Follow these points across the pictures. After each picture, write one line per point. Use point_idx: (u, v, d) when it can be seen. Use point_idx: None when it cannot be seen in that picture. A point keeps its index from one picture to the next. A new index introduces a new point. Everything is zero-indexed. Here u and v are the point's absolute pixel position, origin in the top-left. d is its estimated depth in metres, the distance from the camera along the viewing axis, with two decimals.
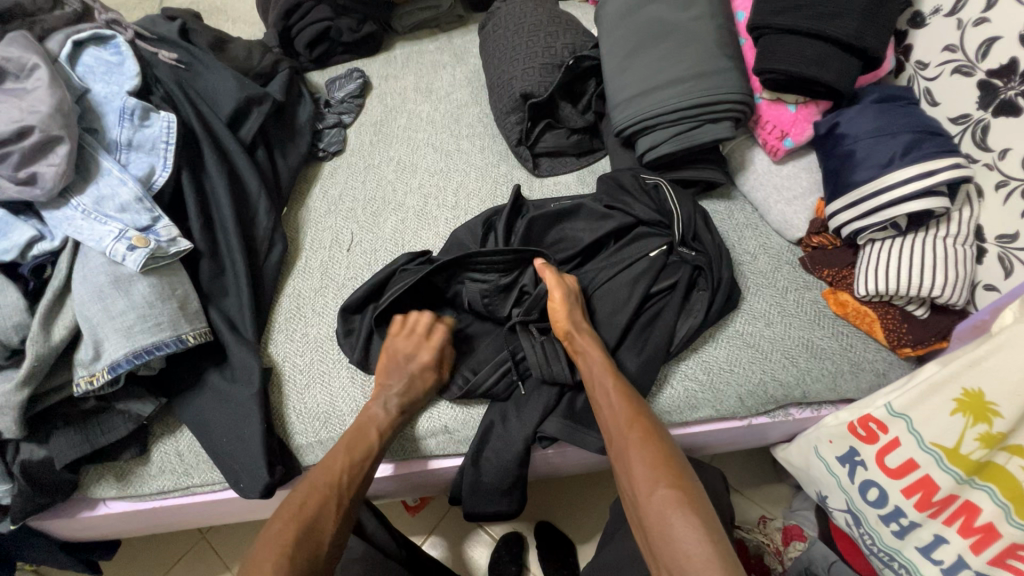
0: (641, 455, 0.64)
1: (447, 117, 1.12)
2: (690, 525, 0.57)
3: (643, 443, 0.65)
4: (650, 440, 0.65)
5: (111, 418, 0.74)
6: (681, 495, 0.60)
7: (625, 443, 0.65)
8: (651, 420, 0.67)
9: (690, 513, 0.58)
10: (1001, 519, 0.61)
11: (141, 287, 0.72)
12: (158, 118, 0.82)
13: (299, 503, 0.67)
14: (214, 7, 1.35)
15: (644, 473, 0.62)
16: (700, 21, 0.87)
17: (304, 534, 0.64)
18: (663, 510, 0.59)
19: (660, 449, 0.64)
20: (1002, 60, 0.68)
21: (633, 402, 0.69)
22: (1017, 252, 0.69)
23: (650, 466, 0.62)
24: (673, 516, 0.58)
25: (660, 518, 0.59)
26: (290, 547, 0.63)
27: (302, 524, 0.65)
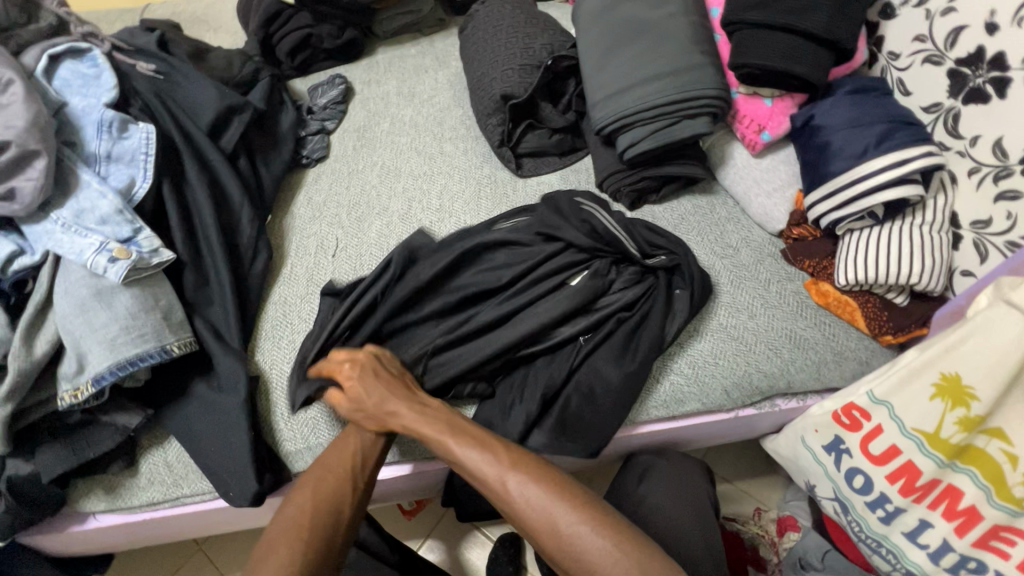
0: (528, 499, 0.61)
1: (429, 120, 1.12)
2: (605, 547, 0.58)
3: (526, 479, 0.62)
4: (534, 477, 0.63)
5: (97, 431, 0.74)
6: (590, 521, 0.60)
7: (510, 494, 0.62)
8: (522, 458, 0.64)
9: (598, 529, 0.59)
10: (982, 502, 0.62)
11: (123, 299, 0.72)
12: (137, 130, 0.82)
13: (311, 484, 0.66)
14: (195, 17, 1.35)
15: (535, 513, 0.61)
16: (674, 18, 0.88)
17: (319, 513, 0.64)
18: (570, 538, 0.59)
19: (547, 481, 0.62)
20: (970, 49, 0.69)
21: (495, 450, 0.65)
22: (992, 237, 0.70)
23: (546, 508, 0.60)
24: (593, 546, 0.58)
25: (575, 555, 0.59)
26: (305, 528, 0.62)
27: (316, 505, 0.65)
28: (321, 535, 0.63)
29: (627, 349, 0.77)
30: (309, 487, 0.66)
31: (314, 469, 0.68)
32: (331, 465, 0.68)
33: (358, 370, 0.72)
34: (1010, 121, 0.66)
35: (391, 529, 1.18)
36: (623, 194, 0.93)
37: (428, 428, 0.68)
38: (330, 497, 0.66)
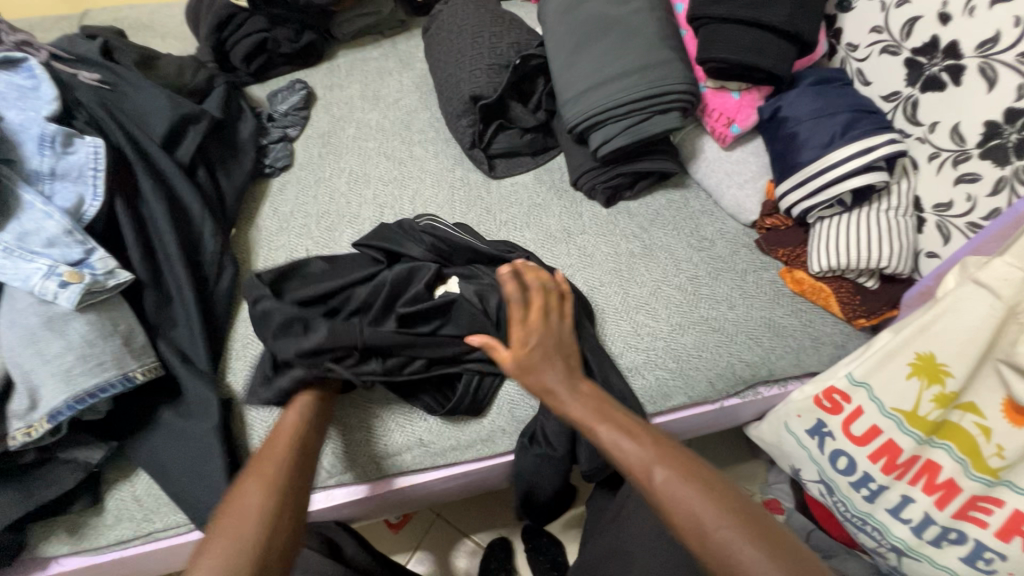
0: (677, 494, 0.54)
1: (396, 123, 1.09)
2: (761, 559, 0.49)
3: (680, 473, 0.56)
4: (680, 470, 0.56)
5: (55, 469, 0.69)
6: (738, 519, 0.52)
7: (653, 482, 0.56)
8: (670, 450, 0.59)
9: (759, 541, 0.50)
10: (960, 474, 0.65)
11: (78, 326, 0.67)
12: (83, 144, 0.76)
13: (257, 481, 0.59)
14: (140, 23, 1.28)
15: (698, 505, 0.53)
16: (640, 15, 0.89)
17: (270, 508, 0.56)
18: (727, 545, 0.51)
19: (696, 476, 0.56)
20: (925, 39, 0.72)
21: (655, 441, 0.60)
22: (953, 219, 0.72)
23: (693, 498, 0.54)
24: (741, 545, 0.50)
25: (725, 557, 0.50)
26: (250, 526, 0.54)
27: (272, 497, 0.57)
28: (269, 535, 0.55)
29: None
30: (251, 485, 0.58)
31: (256, 467, 0.61)
32: (278, 461, 0.61)
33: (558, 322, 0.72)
34: (966, 107, 0.68)
35: (379, 544, 1.15)
36: (598, 192, 0.93)
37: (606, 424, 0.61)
38: (281, 492, 0.58)
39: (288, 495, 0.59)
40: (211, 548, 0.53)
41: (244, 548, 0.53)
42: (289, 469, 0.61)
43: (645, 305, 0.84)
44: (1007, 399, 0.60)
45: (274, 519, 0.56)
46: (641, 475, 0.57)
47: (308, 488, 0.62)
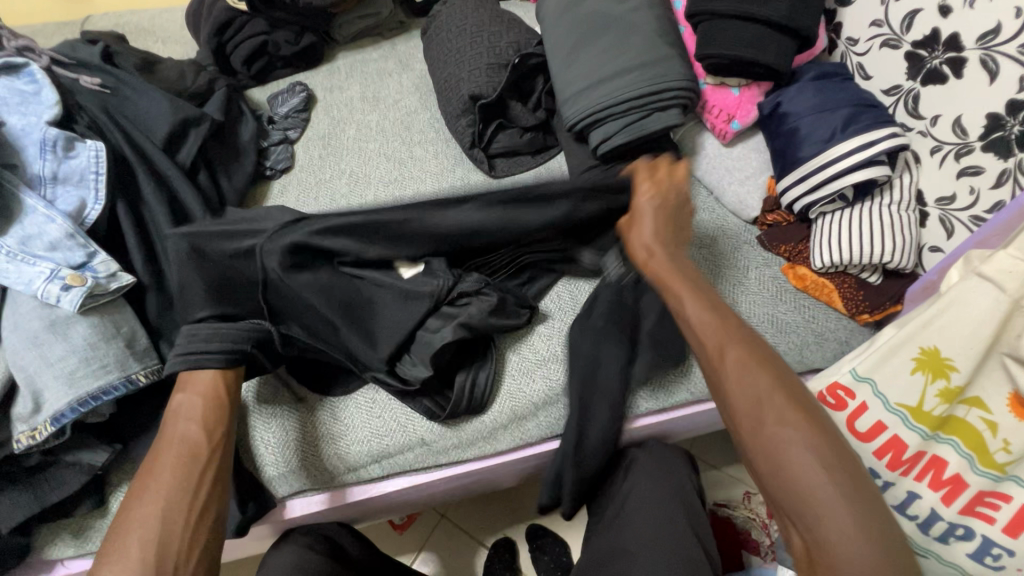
0: (741, 380, 0.53)
1: (397, 124, 1.09)
2: (808, 458, 0.48)
3: (749, 363, 0.53)
4: (758, 360, 0.54)
5: (60, 472, 0.69)
6: (803, 424, 0.50)
7: (724, 369, 0.55)
8: (752, 340, 0.55)
9: (816, 441, 0.48)
10: (966, 469, 0.64)
11: (81, 329, 0.67)
12: (85, 148, 0.77)
13: (147, 491, 0.59)
14: (141, 28, 1.29)
15: (751, 395, 0.52)
16: (638, 12, 0.89)
17: (157, 521, 0.57)
18: (775, 436, 0.50)
19: (772, 370, 0.53)
20: (925, 31, 0.71)
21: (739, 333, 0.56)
22: (957, 213, 0.72)
23: (761, 390, 0.52)
24: (792, 445, 0.49)
25: (773, 451, 0.49)
26: (137, 538, 0.56)
27: (157, 506, 0.58)
28: (158, 547, 0.55)
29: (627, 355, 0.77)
30: (138, 497, 0.59)
31: (145, 478, 0.61)
32: (164, 469, 0.60)
33: (674, 181, 0.72)
34: (968, 99, 0.68)
35: (383, 545, 1.15)
36: None
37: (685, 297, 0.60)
38: (167, 502, 0.58)
39: (180, 503, 0.58)
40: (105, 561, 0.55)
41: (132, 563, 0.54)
42: (177, 476, 0.60)
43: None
44: (1013, 393, 0.60)
45: (162, 530, 0.56)
46: (711, 360, 0.56)
47: (212, 490, 0.62)
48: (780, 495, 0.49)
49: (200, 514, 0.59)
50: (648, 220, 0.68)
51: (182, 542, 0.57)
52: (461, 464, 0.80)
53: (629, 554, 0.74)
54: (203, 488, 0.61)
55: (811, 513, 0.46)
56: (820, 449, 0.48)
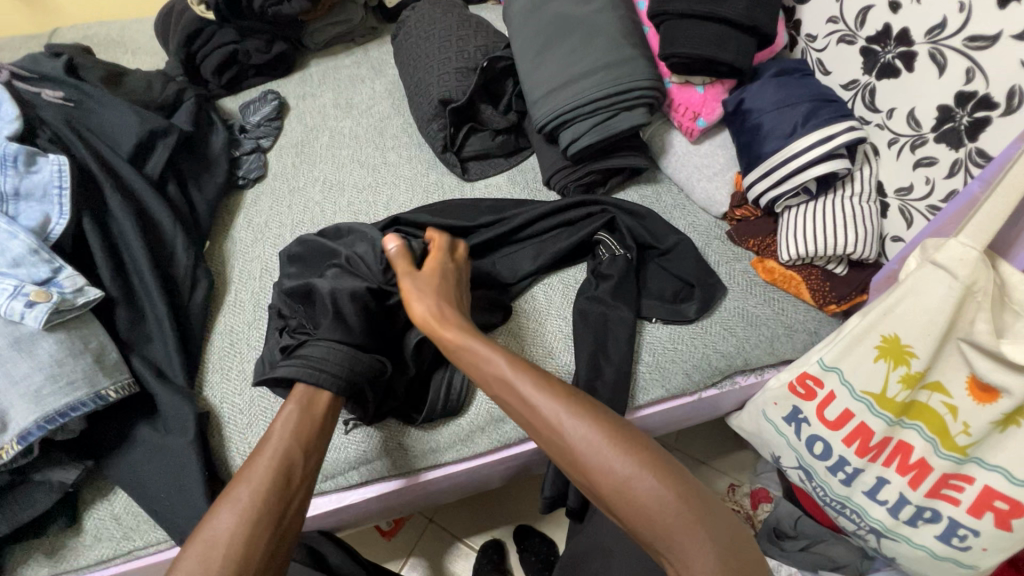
0: (583, 435, 0.53)
1: (370, 130, 1.09)
2: (661, 492, 0.50)
3: (580, 414, 0.54)
4: (580, 413, 0.55)
5: (29, 491, 0.68)
6: (637, 455, 0.52)
7: (561, 430, 0.54)
8: (563, 392, 0.57)
9: (659, 475, 0.51)
10: (930, 453, 0.66)
11: (47, 345, 0.66)
12: (47, 162, 0.76)
13: (236, 503, 0.57)
14: (110, 40, 1.28)
15: (596, 447, 0.53)
16: (602, 13, 0.90)
17: (244, 540, 0.54)
18: (627, 483, 0.51)
19: (595, 413, 0.55)
20: (878, 27, 0.73)
21: (556, 389, 0.57)
22: (915, 203, 0.74)
23: (595, 440, 0.53)
24: (636, 484, 0.51)
25: (625, 493, 0.51)
26: (220, 550, 0.53)
27: (245, 522, 0.55)
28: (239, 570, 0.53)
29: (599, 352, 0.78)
30: (229, 507, 0.56)
31: (234, 487, 0.58)
32: (260, 479, 0.58)
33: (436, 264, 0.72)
34: (920, 92, 0.70)
35: (371, 553, 1.14)
36: (571, 190, 0.94)
37: (498, 356, 0.60)
38: (257, 522, 0.56)
39: (266, 527, 0.56)
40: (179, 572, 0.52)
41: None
42: (276, 491, 0.58)
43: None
44: (970, 376, 0.61)
45: (244, 551, 0.54)
46: (541, 421, 0.56)
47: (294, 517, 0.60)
48: (645, 533, 0.51)
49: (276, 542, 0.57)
50: (432, 289, 0.69)
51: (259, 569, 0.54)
52: (449, 465, 0.80)
53: (605, 551, 0.76)
54: (289, 512, 0.59)
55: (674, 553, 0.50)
56: (664, 476, 0.51)
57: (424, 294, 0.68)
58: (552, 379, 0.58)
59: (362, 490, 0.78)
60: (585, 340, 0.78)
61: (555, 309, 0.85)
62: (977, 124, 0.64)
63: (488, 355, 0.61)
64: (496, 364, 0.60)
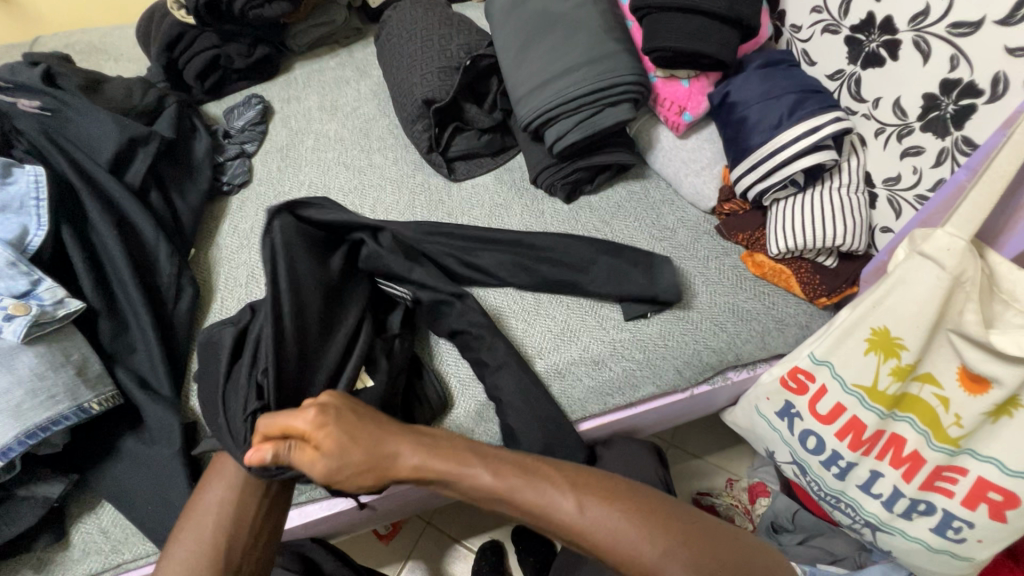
0: (600, 518, 0.54)
1: (355, 132, 1.08)
2: (691, 559, 0.52)
3: (592, 497, 0.55)
4: (591, 496, 0.55)
5: (13, 508, 0.67)
6: (662, 534, 0.53)
7: (579, 522, 0.54)
8: (567, 477, 0.57)
9: (683, 543, 0.53)
10: (923, 446, 0.65)
11: (27, 359, 0.66)
12: (23, 173, 0.76)
13: (222, 479, 0.63)
14: (92, 47, 1.26)
15: (617, 529, 0.53)
16: (584, 8, 0.89)
17: (231, 512, 0.61)
18: (658, 562, 0.52)
19: (606, 497, 0.55)
20: (861, 16, 0.72)
21: (558, 480, 0.57)
22: (902, 193, 0.73)
23: (618, 527, 0.53)
24: (670, 563, 0.51)
25: (659, 573, 0.52)
26: (207, 519, 0.61)
27: (230, 496, 0.62)
28: (228, 539, 0.59)
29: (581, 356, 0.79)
30: (215, 481, 0.63)
31: (219, 466, 0.65)
32: (240, 458, 0.64)
33: (320, 429, 0.57)
34: (904, 81, 0.69)
35: (370, 558, 1.14)
36: (558, 189, 0.93)
37: (487, 474, 0.57)
38: (241, 495, 0.62)
39: (251, 500, 0.63)
40: (175, 544, 0.60)
41: (201, 552, 0.58)
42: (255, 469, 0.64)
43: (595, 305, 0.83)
44: (961, 368, 0.60)
45: (228, 521, 0.60)
46: (557, 524, 0.54)
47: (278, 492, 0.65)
48: None
49: (265, 513, 0.63)
50: (348, 451, 0.57)
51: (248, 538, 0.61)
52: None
53: None
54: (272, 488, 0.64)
55: None
56: (689, 542, 0.53)
57: (334, 462, 0.56)
58: (551, 474, 0.57)
59: (352, 496, 0.78)
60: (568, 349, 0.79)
61: (543, 307, 0.83)
62: (962, 112, 0.63)
63: (478, 471, 0.57)
64: (485, 477, 0.56)
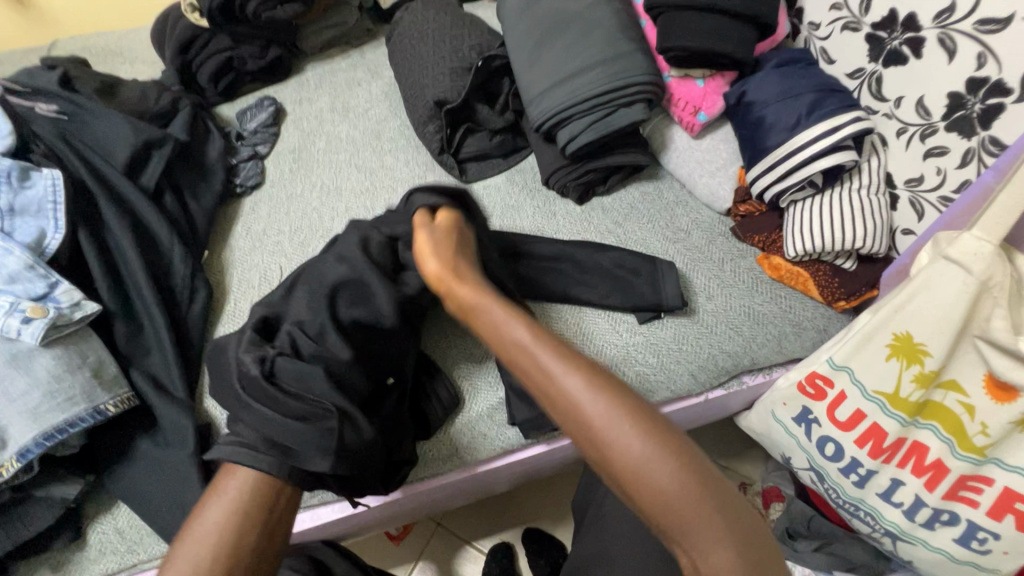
0: (598, 408, 0.48)
1: (367, 133, 1.08)
2: (680, 477, 0.46)
3: (598, 387, 0.49)
4: (602, 384, 0.49)
5: (32, 508, 0.68)
6: (656, 436, 0.47)
7: (575, 403, 0.49)
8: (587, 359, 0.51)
9: (680, 462, 0.46)
10: (947, 454, 0.64)
11: (44, 361, 0.66)
12: (41, 176, 0.76)
13: (225, 497, 0.61)
14: (108, 50, 1.28)
15: (612, 423, 0.47)
16: (597, 7, 0.88)
17: (233, 534, 0.58)
18: (643, 467, 0.46)
19: (620, 390, 0.49)
20: (883, 13, 0.70)
21: (574, 358, 0.51)
22: (925, 194, 0.71)
23: (614, 416, 0.47)
24: (653, 467, 0.46)
25: (639, 480, 0.46)
26: (210, 540, 0.57)
27: (232, 515, 0.59)
28: (232, 560, 0.57)
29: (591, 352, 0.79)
30: (217, 502, 0.60)
31: (222, 483, 0.62)
32: (243, 482, 0.61)
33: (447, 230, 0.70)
34: (928, 79, 0.67)
35: (381, 558, 1.14)
36: (570, 190, 0.92)
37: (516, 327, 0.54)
38: (244, 516, 0.59)
39: (256, 520, 0.60)
40: (172, 563, 0.56)
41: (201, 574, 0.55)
42: (259, 494, 0.61)
43: (607, 309, 0.82)
44: (987, 375, 0.59)
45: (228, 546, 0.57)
46: (558, 397, 0.50)
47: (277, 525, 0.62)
48: (657, 522, 0.46)
49: (268, 535, 0.60)
50: (444, 250, 0.66)
51: (251, 560, 0.58)
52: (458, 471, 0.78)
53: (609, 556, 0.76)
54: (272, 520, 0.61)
55: (690, 547, 0.45)
56: (685, 466, 0.46)
57: (434, 255, 0.65)
58: (577, 354, 0.52)
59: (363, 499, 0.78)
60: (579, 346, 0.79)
61: (553, 313, 0.83)
62: (990, 111, 0.62)
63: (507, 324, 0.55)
64: (517, 333, 0.54)
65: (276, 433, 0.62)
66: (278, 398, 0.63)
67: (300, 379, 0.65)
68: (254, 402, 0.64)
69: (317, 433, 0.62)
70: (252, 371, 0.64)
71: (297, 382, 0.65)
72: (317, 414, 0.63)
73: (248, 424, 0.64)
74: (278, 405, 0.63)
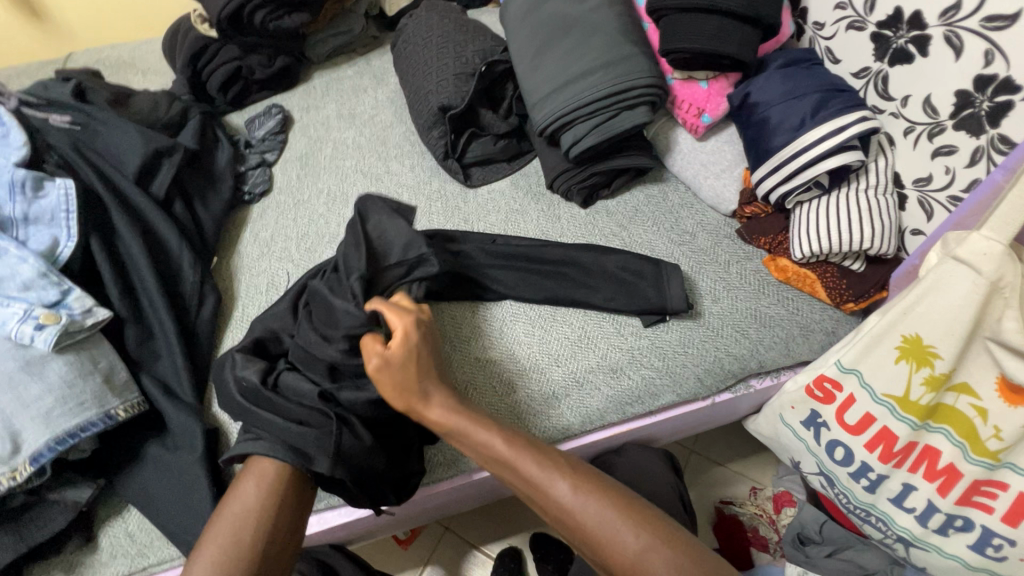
0: (586, 508, 0.57)
1: (373, 139, 1.09)
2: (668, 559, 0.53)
3: (580, 484, 0.58)
4: (586, 485, 0.59)
5: (45, 511, 0.69)
6: (640, 526, 0.56)
7: (569, 506, 0.57)
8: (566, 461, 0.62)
9: (666, 544, 0.54)
10: (959, 458, 0.62)
11: (57, 367, 0.67)
12: (54, 186, 0.78)
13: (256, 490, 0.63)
14: (121, 62, 1.31)
15: (600, 517, 0.56)
16: (599, 11, 0.88)
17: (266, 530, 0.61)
18: (638, 556, 0.54)
19: (598, 488, 0.59)
20: (888, 11, 0.70)
21: (555, 463, 0.61)
22: (935, 195, 0.70)
23: (605, 514, 0.56)
24: (648, 555, 0.54)
25: (636, 567, 0.54)
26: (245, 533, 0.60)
27: (268, 498, 0.63)
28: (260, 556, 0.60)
29: (597, 355, 0.79)
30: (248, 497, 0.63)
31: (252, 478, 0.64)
32: (269, 483, 0.64)
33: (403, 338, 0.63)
34: (935, 77, 0.66)
35: (389, 563, 1.14)
36: (575, 193, 0.91)
37: (499, 439, 0.61)
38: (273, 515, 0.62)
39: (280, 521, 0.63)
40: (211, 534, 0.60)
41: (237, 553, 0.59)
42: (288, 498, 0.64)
43: (611, 314, 0.82)
44: (1001, 378, 0.57)
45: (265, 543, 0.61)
46: (550, 502, 0.58)
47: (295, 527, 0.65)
48: None
49: (296, 520, 0.65)
50: (404, 373, 0.63)
51: (281, 544, 0.62)
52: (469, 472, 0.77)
53: None
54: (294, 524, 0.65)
55: None
56: (672, 544, 0.54)
57: (393, 377, 0.62)
58: (557, 460, 0.61)
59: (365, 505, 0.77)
60: (585, 349, 0.79)
61: (559, 318, 0.82)
62: (998, 109, 0.61)
63: (491, 437, 0.61)
64: (497, 446, 0.61)
65: (286, 437, 0.65)
66: (271, 407, 0.67)
67: (292, 396, 0.67)
68: (258, 409, 0.67)
69: (316, 436, 0.64)
70: (253, 380, 0.68)
71: (293, 394, 0.67)
72: (319, 421, 0.65)
73: (258, 427, 0.67)
74: (282, 411, 0.66)
